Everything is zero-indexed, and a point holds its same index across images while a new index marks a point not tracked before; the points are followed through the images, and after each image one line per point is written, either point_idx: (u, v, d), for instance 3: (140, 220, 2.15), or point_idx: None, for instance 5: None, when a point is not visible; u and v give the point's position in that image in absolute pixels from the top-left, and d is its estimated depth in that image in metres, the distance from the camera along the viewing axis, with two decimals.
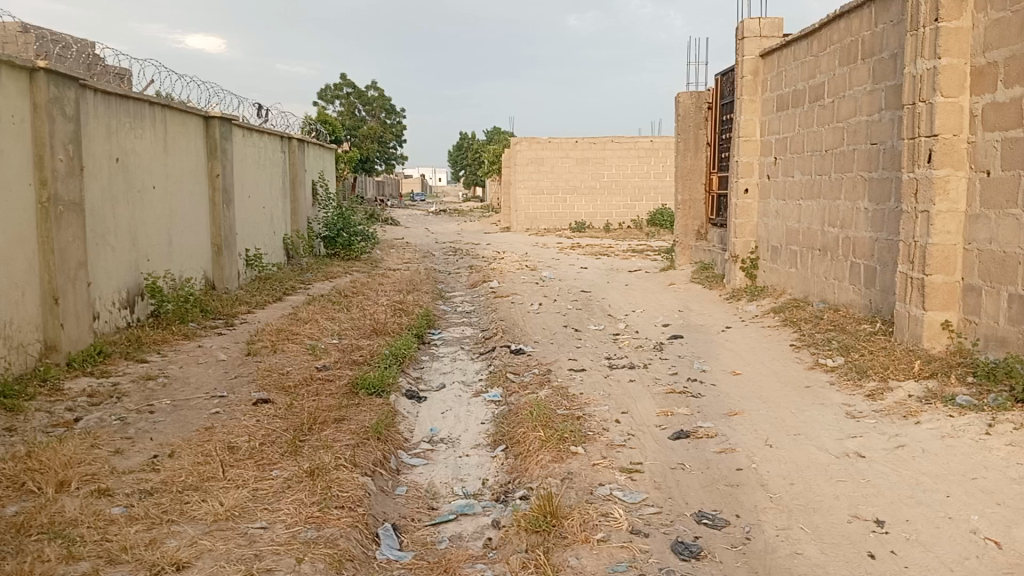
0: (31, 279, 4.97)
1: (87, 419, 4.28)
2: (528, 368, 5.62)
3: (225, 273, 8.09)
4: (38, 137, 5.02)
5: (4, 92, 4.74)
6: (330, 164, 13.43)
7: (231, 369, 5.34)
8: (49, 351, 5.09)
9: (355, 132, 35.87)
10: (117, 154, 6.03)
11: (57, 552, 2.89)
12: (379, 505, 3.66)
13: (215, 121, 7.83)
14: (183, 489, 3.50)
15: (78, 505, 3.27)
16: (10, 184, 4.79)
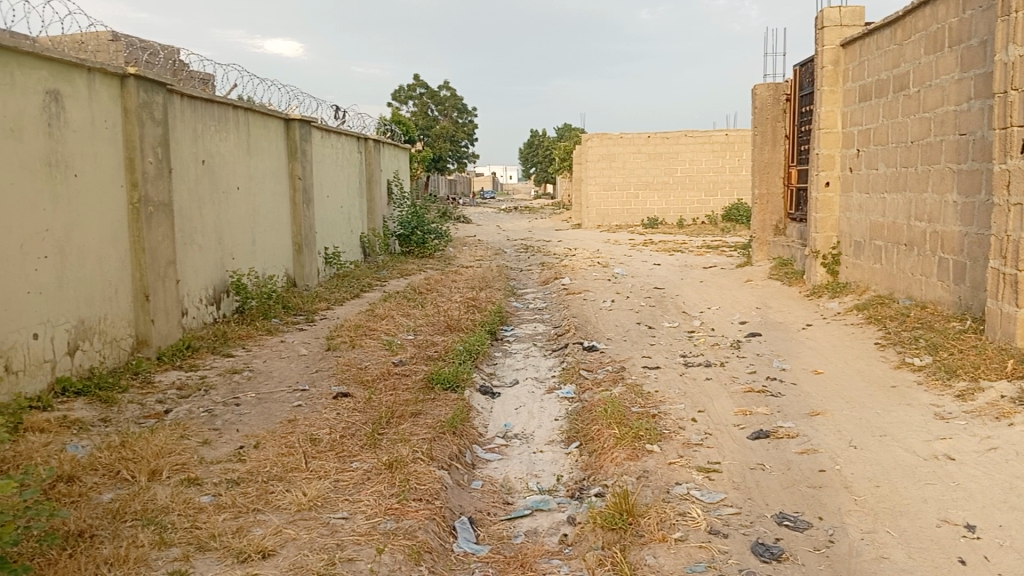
0: (124, 277, 5.22)
1: (176, 411, 4.47)
2: (602, 365, 5.60)
3: (305, 271, 8.33)
4: (129, 140, 5.26)
5: (97, 98, 4.98)
6: (405, 164, 13.66)
7: (311, 364, 5.49)
8: (141, 345, 5.34)
9: (428, 132, 36.38)
10: (203, 156, 6.27)
11: (151, 538, 3.03)
12: (456, 499, 3.70)
13: (296, 123, 8.05)
14: (268, 479, 3.62)
15: (170, 493, 3.42)
16: (104, 186, 5.04)
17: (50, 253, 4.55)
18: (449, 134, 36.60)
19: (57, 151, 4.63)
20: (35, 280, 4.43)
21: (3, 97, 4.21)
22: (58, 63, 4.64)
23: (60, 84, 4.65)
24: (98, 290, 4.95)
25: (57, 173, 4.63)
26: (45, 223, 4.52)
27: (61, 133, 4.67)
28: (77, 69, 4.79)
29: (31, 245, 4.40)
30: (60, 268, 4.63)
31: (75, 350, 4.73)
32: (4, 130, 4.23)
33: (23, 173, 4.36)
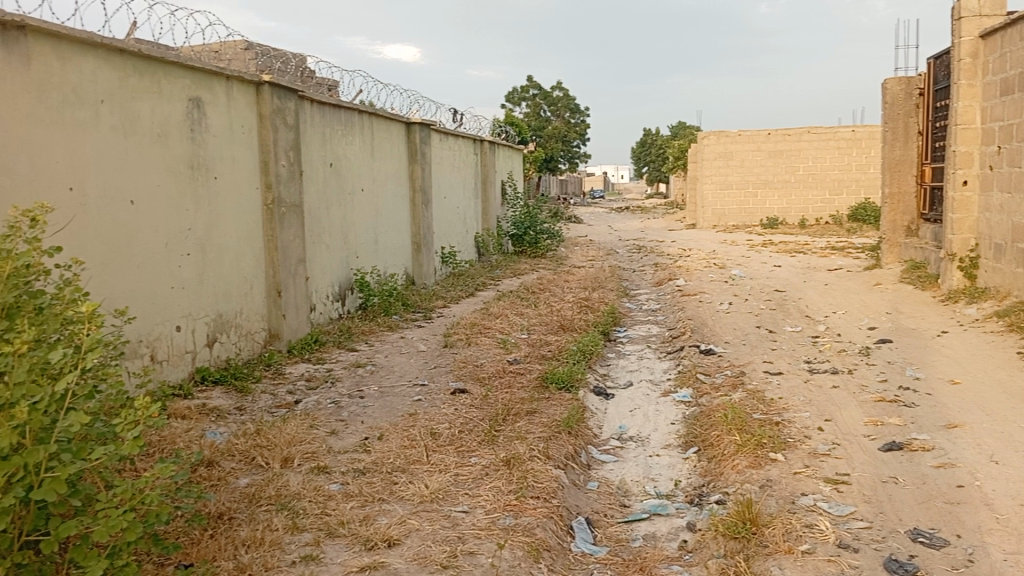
0: (258, 274, 5.53)
1: (305, 402, 4.68)
2: (720, 369, 5.47)
3: (423, 269, 8.56)
4: (263, 144, 5.55)
5: (235, 105, 5.29)
6: (519, 165, 13.80)
7: (430, 360, 5.64)
8: (272, 338, 5.64)
9: (540, 133, 36.62)
10: (331, 159, 6.55)
11: (284, 523, 3.19)
12: (573, 499, 3.71)
13: (416, 127, 8.29)
14: (392, 470, 3.75)
15: (301, 480, 3.59)
16: (241, 188, 5.35)
17: (192, 251, 4.87)
18: (560, 134, 36.41)
19: (199, 154, 4.95)
20: (179, 276, 4.74)
21: (150, 105, 4.54)
22: (201, 72, 4.96)
23: (201, 92, 4.97)
24: (234, 286, 5.26)
25: (199, 175, 4.95)
26: (188, 222, 4.84)
27: (202, 138, 4.98)
28: (217, 77, 5.10)
29: (175, 243, 4.72)
30: (201, 265, 4.95)
31: (214, 342, 5.04)
32: (151, 135, 4.55)
33: (168, 176, 4.69)
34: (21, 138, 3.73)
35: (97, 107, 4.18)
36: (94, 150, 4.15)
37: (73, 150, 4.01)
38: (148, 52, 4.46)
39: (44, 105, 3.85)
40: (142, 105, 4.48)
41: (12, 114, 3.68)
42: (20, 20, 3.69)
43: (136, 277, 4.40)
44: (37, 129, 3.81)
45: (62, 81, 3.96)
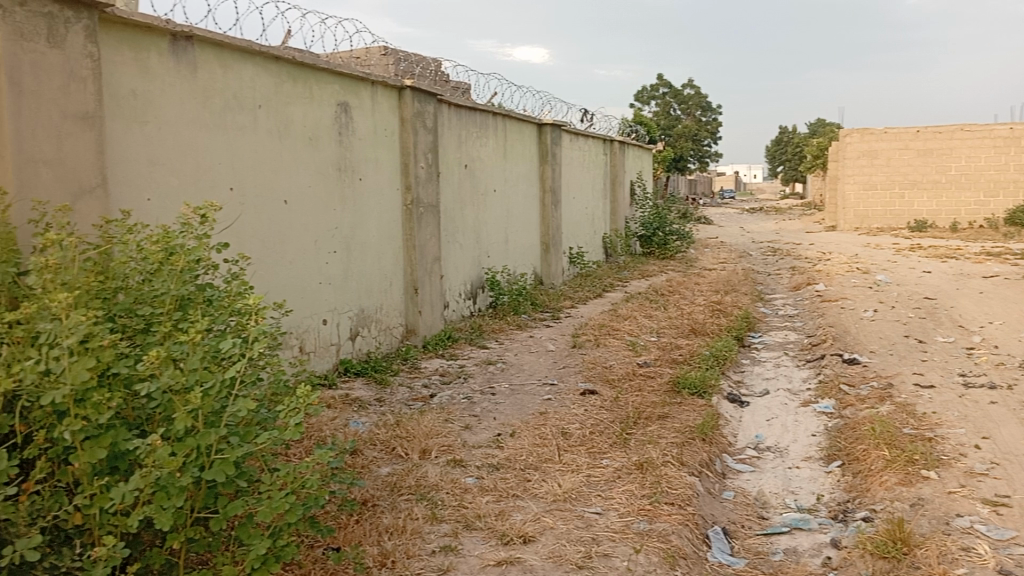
0: (397, 271, 5.74)
1: (440, 396, 4.83)
2: (865, 379, 5.20)
3: (551, 269, 8.62)
4: (404, 147, 5.76)
5: (379, 109, 5.51)
6: (648, 165, 13.65)
7: (560, 360, 5.68)
8: (409, 334, 5.84)
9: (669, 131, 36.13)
10: (466, 161, 6.72)
11: (424, 512, 3.30)
12: (708, 507, 3.64)
13: (548, 128, 8.36)
14: (525, 467, 3.81)
15: (439, 472, 3.71)
16: (383, 189, 5.57)
17: (338, 249, 5.12)
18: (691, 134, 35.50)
19: (346, 157, 5.19)
20: (326, 273, 5.00)
21: (303, 110, 4.81)
22: (349, 78, 5.20)
23: (349, 98, 5.21)
24: (376, 283, 5.49)
25: (346, 177, 5.19)
26: (335, 221, 5.09)
27: (349, 140, 5.22)
28: (363, 82, 5.33)
29: (323, 241, 4.98)
30: (346, 262, 5.19)
31: (356, 335, 5.28)
32: (303, 138, 4.82)
33: (318, 177, 4.94)
34: (187, 140, 4.04)
35: (255, 112, 4.46)
36: (252, 152, 4.43)
37: (232, 152, 4.31)
38: (301, 60, 4.71)
39: (209, 110, 4.16)
40: (295, 110, 4.75)
41: (180, 119, 4.00)
42: (189, 31, 3.99)
43: (288, 273, 4.67)
44: (202, 133, 4.12)
45: (225, 88, 4.26)
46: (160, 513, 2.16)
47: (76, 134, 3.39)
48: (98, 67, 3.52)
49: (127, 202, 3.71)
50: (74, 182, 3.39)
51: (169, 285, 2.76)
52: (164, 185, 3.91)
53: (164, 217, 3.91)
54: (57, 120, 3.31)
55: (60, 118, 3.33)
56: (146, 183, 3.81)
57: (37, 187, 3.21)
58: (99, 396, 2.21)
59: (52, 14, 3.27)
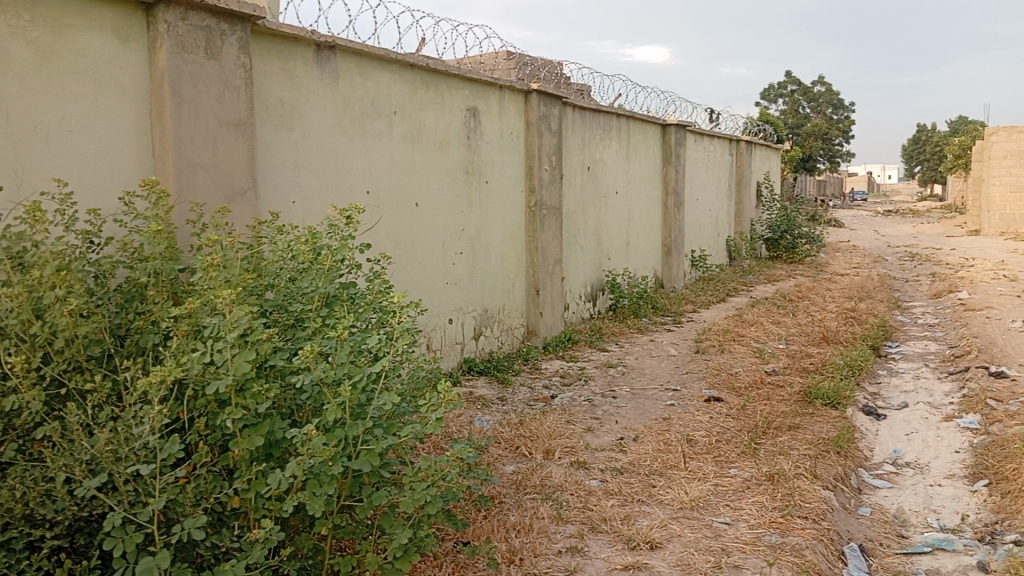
0: (520, 273, 5.82)
1: (561, 397, 4.85)
2: (1014, 395, 4.85)
3: (672, 272, 8.49)
4: (529, 149, 5.83)
5: (506, 113, 5.60)
6: (776, 165, 13.22)
7: (682, 365, 5.59)
8: (530, 334, 5.91)
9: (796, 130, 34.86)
10: (590, 163, 6.73)
11: (550, 512, 3.33)
12: (843, 523, 3.50)
13: (672, 129, 8.26)
14: (650, 473, 3.78)
15: (563, 473, 3.73)
16: (508, 191, 5.66)
17: (464, 250, 5.24)
18: (822, 133, 34.01)
19: (474, 160, 5.31)
20: (452, 273, 5.13)
21: (434, 115, 4.95)
22: (478, 83, 5.32)
23: (478, 102, 5.32)
24: (499, 283, 5.59)
25: (473, 179, 5.31)
26: (462, 223, 5.22)
27: (477, 144, 5.34)
28: (491, 87, 5.44)
29: (451, 242, 5.11)
30: (472, 263, 5.31)
31: (480, 334, 5.39)
32: (434, 142, 4.96)
33: (447, 180, 5.08)
34: (328, 146, 4.24)
35: (390, 118, 4.63)
36: (386, 156, 4.60)
37: (369, 156, 4.49)
38: (434, 66, 4.85)
39: (349, 117, 4.36)
40: (427, 115, 4.90)
41: (322, 126, 4.20)
42: (331, 41, 4.19)
43: (417, 273, 4.83)
44: (342, 138, 4.32)
45: (363, 95, 4.44)
46: (312, 500, 2.28)
47: (230, 140, 3.63)
48: (249, 77, 3.75)
49: (274, 204, 3.94)
50: (227, 186, 3.63)
51: (317, 284, 2.94)
52: (307, 188, 4.12)
53: (307, 219, 4.13)
54: (213, 127, 3.56)
55: (216, 125, 3.58)
56: (291, 186, 4.03)
57: (195, 189, 3.47)
58: (258, 387, 2.36)
59: (210, 27, 3.54)
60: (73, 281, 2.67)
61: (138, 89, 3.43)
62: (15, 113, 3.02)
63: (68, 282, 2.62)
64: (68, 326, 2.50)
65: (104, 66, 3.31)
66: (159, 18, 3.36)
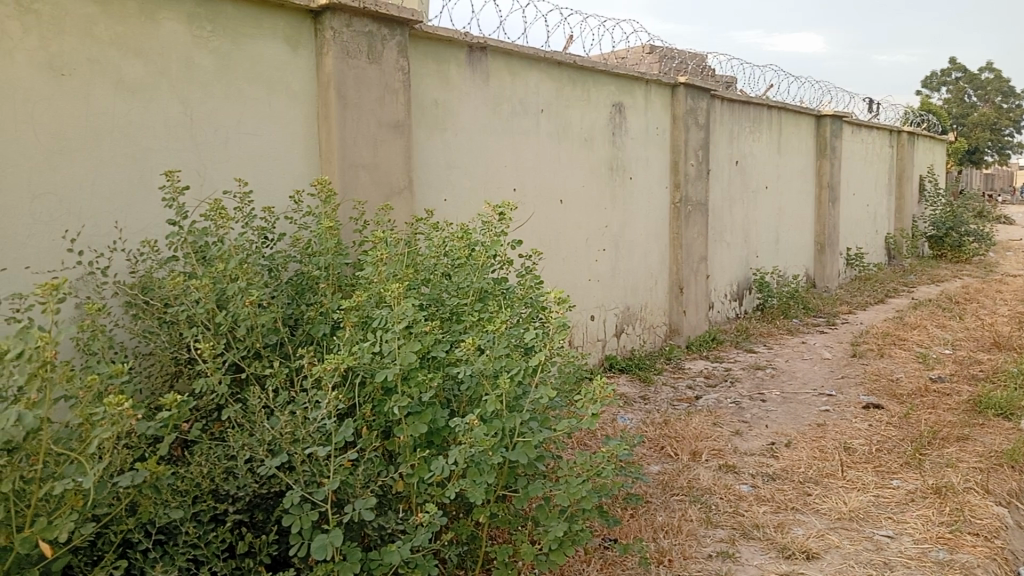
0: (663, 270, 5.74)
1: (706, 398, 4.74)
2: None
3: (825, 271, 8.11)
4: (675, 144, 5.73)
5: (652, 107, 5.54)
6: (940, 158, 12.30)
7: (836, 369, 5.32)
8: (673, 333, 5.81)
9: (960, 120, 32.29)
10: (738, 157, 6.53)
11: (699, 515, 3.27)
12: (1020, 543, 3.22)
13: (827, 120, 7.87)
14: (805, 480, 3.63)
15: (711, 476, 3.65)
16: (652, 187, 5.59)
17: (607, 246, 5.22)
18: (990, 123, 31.33)
19: (619, 156, 5.28)
20: (595, 270, 5.12)
21: (580, 111, 4.96)
22: (624, 78, 5.28)
23: (624, 97, 5.29)
24: (641, 280, 5.53)
25: (617, 175, 5.29)
26: (606, 219, 5.20)
27: (622, 140, 5.30)
28: (637, 81, 5.39)
29: (594, 238, 5.10)
30: (615, 260, 5.29)
31: (622, 332, 5.35)
32: (580, 139, 4.97)
33: (592, 177, 5.08)
34: (479, 145, 4.35)
35: (538, 115, 4.68)
36: (534, 154, 4.66)
37: (517, 153, 4.56)
38: (582, 63, 4.86)
39: (498, 116, 4.44)
40: (574, 112, 4.92)
41: (473, 125, 4.31)
42: (483, 42, 4.28)
43: (561, 269, 4.86)
44: (491, 137, 4.41)
45: (512, 94, 4.51)
46: (474, 487, 2.35)
47: (389, 140, 3.80)
48: (407, 79, 3.90)
49: (429, 202, 4.09)
50: (385, 184, 3.81)
51: (472, 279, 3.03)
52: (458, 187, 4.24)
53: (458, 216, 4.25)
54: (374, 128, 3.74)
55: (376, 127, 3.75)
56: (443, 185, 4.17)
57: (356, 188, 3.67)
58: (422, 376, 2.47)
59: (371, 33, 3.72)
60: (253, 274, 2.88)
61: (307, 93, 3.65)
62: (199, 118, 3.28)
63: (249, 274, 2.83)
64: (249, 315, 2.68)
65: (277, 72, 3.53)
66: (326, 25, 3.56)
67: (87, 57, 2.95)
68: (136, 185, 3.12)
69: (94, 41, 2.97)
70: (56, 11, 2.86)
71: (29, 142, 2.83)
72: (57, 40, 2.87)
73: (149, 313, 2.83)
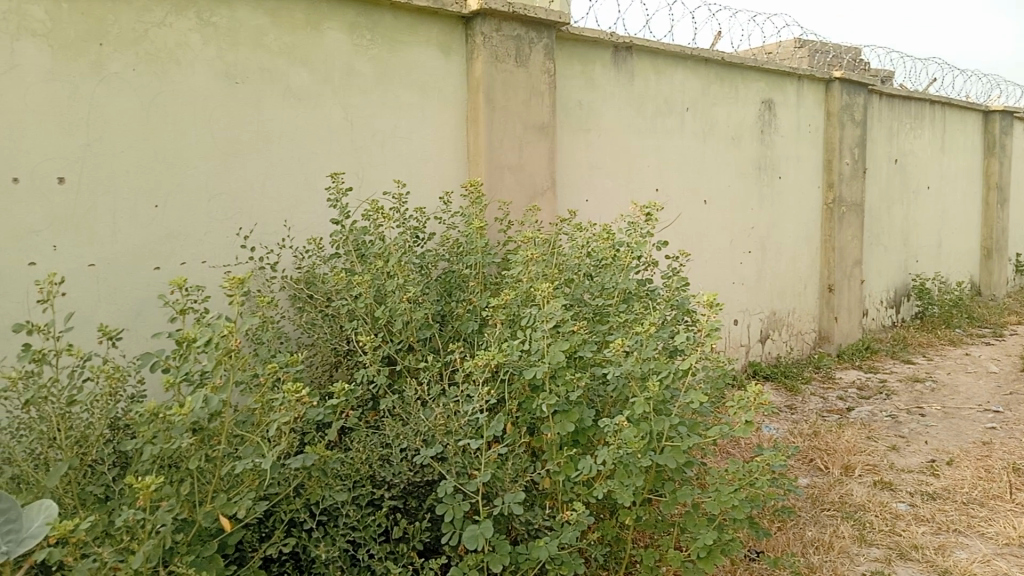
0: (813, 273, 5.50)
1: (859, 410, 4.50)
2: None
3: (993, 278, 7.50)
4: (829, 142, 5.47)
5: (805, 104, 5.31)
6: None
7: (1004, 385, 4.90)
8: (823, 341, 5.56)
9: None
10: (898, 155, 6.16)
11: (851, 532, 3.10)
12: None
13: (997, 115, 7.28)
14: (968, 501, 3.37)
15: (865, 492, 3.45)
16: (803, 187, 5.37)
17: (753, 248, 5.06)
18: None
19: (768, 155, 5.10)
20: (740, 273, 4.98)
21: (728, 109, 4.83)
22: (775, 74, 5.10)
23: (775, 94, 5.11)
24: (789, 284, 5.32)
25: (766, 175, 5.11)
26: (752, 221, 5.04)
27: (771, 138, 5.12)
28: (789, 77, 5.19)
29: (739, 241, 4.96)
30: (761, 263, 5.12)
31: (767, 337, 5.17)
32: (727, 138, 4.84)
33: (739, 176, 4.93)
34: (624, 145, 4.33)
35: (683, 113, 4.60)
36: (678, 153, 4.59)
37: (661, 154, 4.50)
38: (731, 60, 4.73)
39: (643, 116, 4.40)
40: (721, 111, 4.80)
41: (618, 125, 4.30)
42: (630, 41, 4.25)
43: (705, 271, 4.76)
44: (635, 136, 4.38)
45: (658, 93, 4.46)
46: (622, 489, 2.35)
47: (535, 142, 3.86)
48: (553, 81, 3.94)
49: (572, 202, 4.11)
50: (530, 185, 3.87)
51: (617, 279, 3.01)
52: (600, 188, 4.24)
53: (602, 217, 4.25)
54: (520, 130, 3.81)
55: (522, 129, 3.82)
56: (586, 185, 4.18)
57: (502, 189, 3.76)
58: (569, 375, 2.50)
59: (520, 36, 3.79)
60: (408, 271, 3.01)
61: (457, 97, 3.76)
62: (358, 123, 3.45)
63: (405, 272, 2.96)
64: (405, 311, 2.82)
65: (430, 77, 3.66)
66: (477, 30, 3.66)
67: (258, 66, 3.17)
68: (302, 186, 3.32)
69: (265, 50, 3.18)
70: (232, 24, 3.10)
71: (206, 146, 3.07)
72: (232, 51, 3.11)
73: (313, 306, 3.02)
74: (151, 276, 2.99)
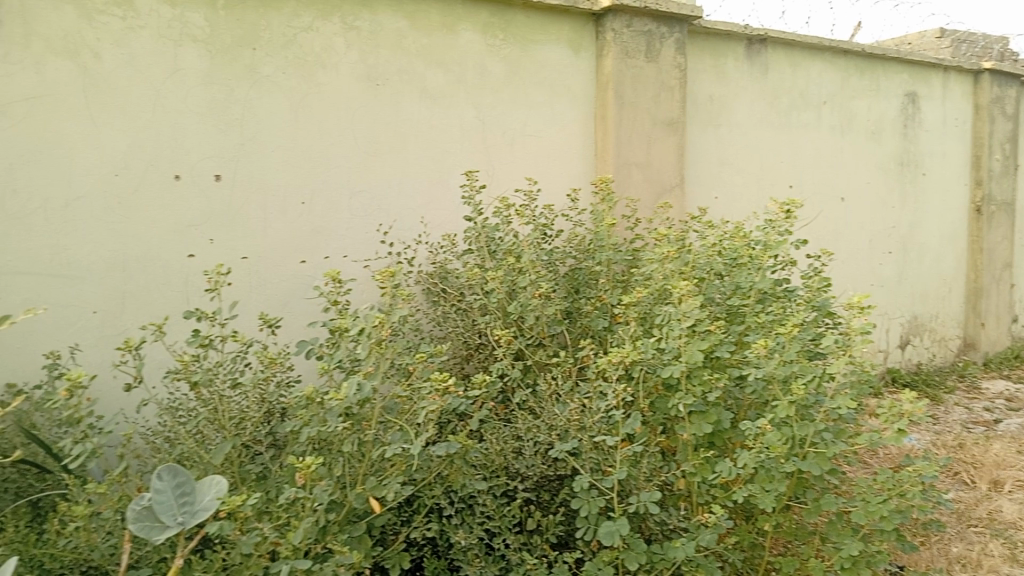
0: (958, 276, 5.20)
1: (1008, 422, 4.22)
2: None
3: None
4: (977, 137, 5.16)
5: (952, 97, 5.03)
6: None
7: None
8: (968, 348, 5.24)
9: None
10: None
11: (1002, 550, 2.91)
12: None
13: None
14: None
15: (1017, 509, 3.24)
16: (950, 184, 5.08)
17: (893, 249, 4.83)
18: None
19: (910, 150, 4.85)
20: (878, 274, 4.76)
21: (868, 102, 4.62)
22: (919, 65, 4.85)
23: (918, 86, 4.85)
24: (932, 287, 5.05)
25: (908, 171, 4.86)
26: (892, 220, 4.81)
27: (914, 133, 4.86)
28: (934, 69, 4.92)
29: (878, 241, 4.74)
30: (901, 265, 4.88)
31: (907, 343, 4.92)
32: (866, 132, 4.64)
33: (878, 173, 4.72)
34: (755, 140, 4.22)
35: (819, 108, 4.44)
36: (813, 149, 4.43)
37: (794, 149, 4.36)
38: (871, 50, 4.53)
39: (776, 110, 4.28)
40: (860, 104, 4.60)
41: (750, 121, 4.19)
42: (764, 34, 4.14)
43: (840, 272, 4.58)
44: (768, 132, 4.26)
45: (793, 86, 4.32)
46: (764, 493, 2.31)
47: (663, 139, 3.82)
48: (684, 76, 3.89)
49: (700, 200, 4.05)
50: (658, 183, 3.84)
51: (754, 278, 2.93)
52: (730, 185, 4.15)
53: (731, 215, 4.17)
54: (649, 127, 3.78)
55: (651, 125, 3.79)
56: (715, 182, 4.11)
57: (629, 186, 3.74)
58: (706, 375, 2.47)
59: (651, 32, 3.76)
60: (539, 267, 3.05)
61: (586, 95, 3.76)
62: (491, 121, 3.52)
63: (537, 268, 3.00)
64: (537, 306, 2.87)
65: (561, 76, 3.68)
66: (608, 27, 3.67)
67: (397, 68, 3.28)
68: (437, 183, 3.42)
69: (404, 52, 3.29)
70: (374, 27, 3.21)
71: (349, 145, 3.21)
72: (374, 54, 3.23)
73: (447, 300, 3.09)
74: (296, 268, 3.14)
